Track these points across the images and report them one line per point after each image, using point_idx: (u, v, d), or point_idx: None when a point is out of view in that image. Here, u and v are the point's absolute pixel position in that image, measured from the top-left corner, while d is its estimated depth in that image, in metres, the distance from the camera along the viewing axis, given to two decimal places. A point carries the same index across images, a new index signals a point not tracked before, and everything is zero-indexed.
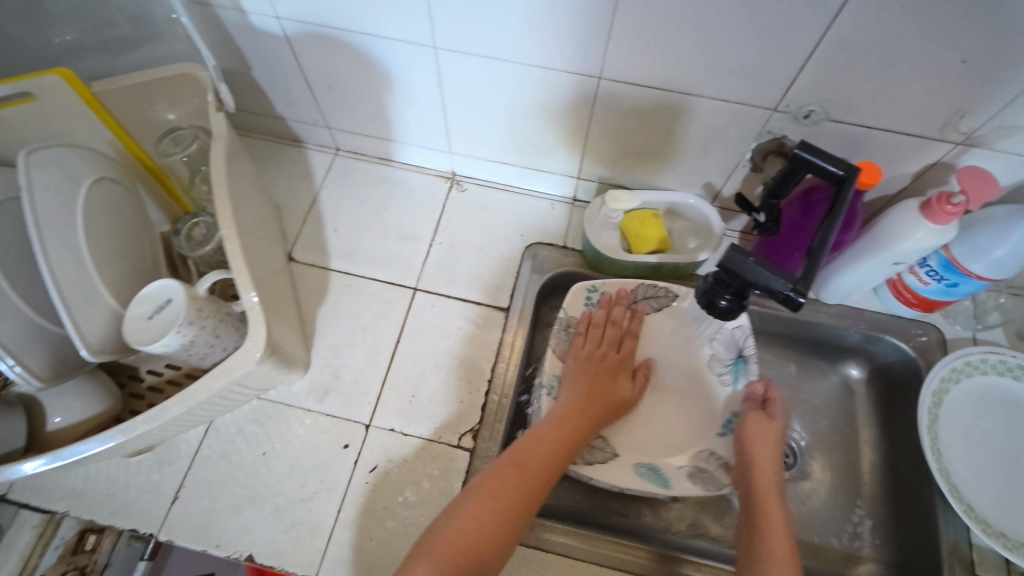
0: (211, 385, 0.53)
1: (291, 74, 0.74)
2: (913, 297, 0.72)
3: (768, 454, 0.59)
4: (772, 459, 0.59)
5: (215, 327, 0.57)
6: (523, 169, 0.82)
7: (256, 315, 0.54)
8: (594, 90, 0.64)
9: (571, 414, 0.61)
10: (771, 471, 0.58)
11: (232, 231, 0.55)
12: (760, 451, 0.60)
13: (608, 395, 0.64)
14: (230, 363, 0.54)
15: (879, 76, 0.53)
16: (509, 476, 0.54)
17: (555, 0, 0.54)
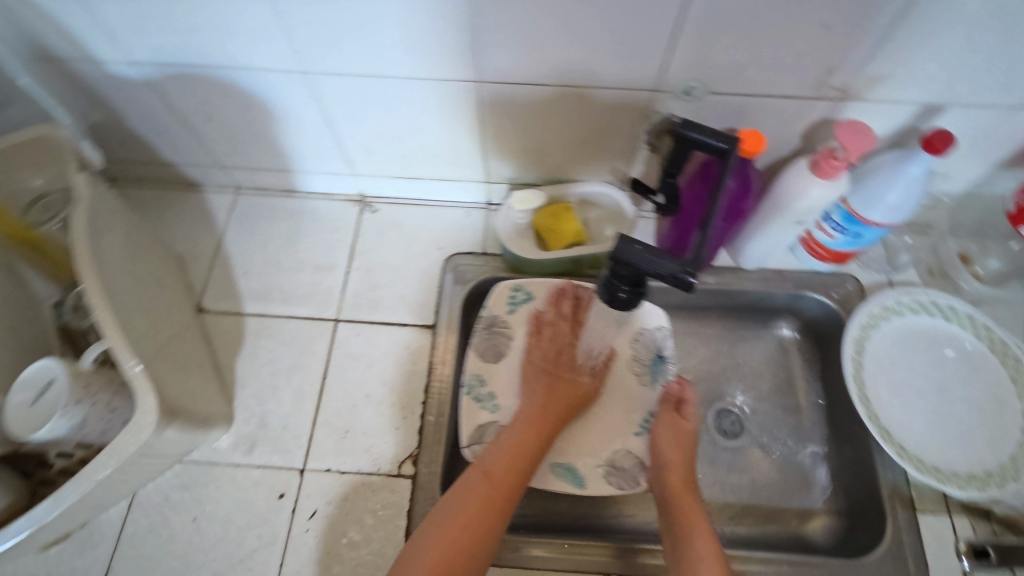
0: (106, 465, 0.50)
1: (167, 119, 0.71)
2: (825, 252, 0.74)
3: (675, 450, 0.63)
4: (682, 458, 0.63)
5: (109, 401, 0.54)
6: (432, 182, 0.80)
7: (143, 384, 0.51)
8: (478, 96, 0.62)
9: (527, 419, 0.63)
10: (682, 470, 0.62)
11: (101, 298, 0.52)
12: (671, 453, 0.63)
13: (570, 395, 0.66)
14: (123, 440, 0.51)
15: (745, 46, 0.53)
16: (475, 498, 0.55)
17: (412, 13, 0.52)
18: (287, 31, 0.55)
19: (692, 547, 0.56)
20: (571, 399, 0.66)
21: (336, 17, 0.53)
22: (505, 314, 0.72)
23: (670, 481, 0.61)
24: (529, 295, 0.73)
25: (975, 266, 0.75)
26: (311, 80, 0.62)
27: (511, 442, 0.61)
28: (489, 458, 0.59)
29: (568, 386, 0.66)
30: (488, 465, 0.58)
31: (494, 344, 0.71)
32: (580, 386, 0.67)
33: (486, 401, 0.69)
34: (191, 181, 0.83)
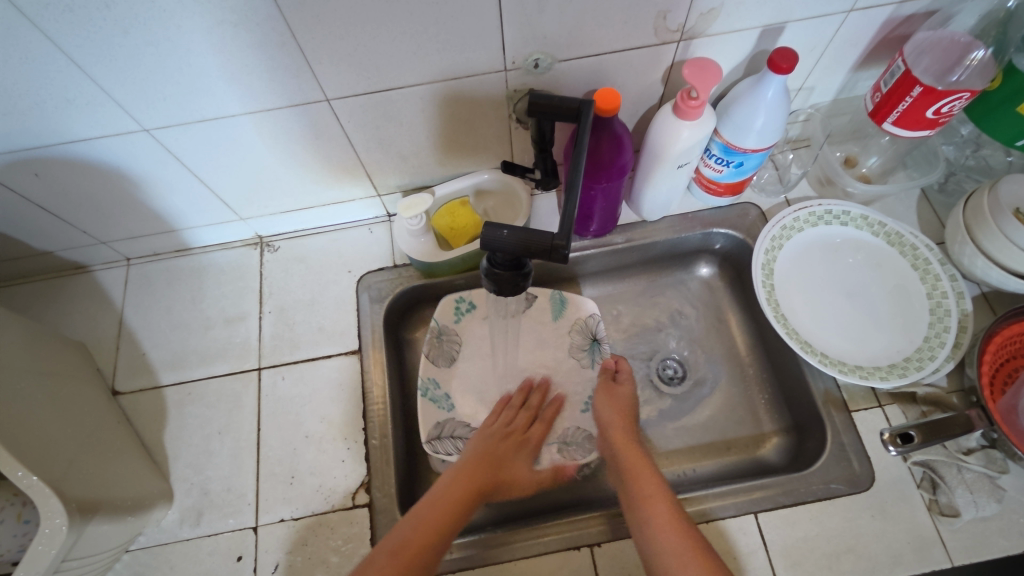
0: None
1: (28, 210, 0.68)
2: (719, 187, 0.74)
3: (621, 416, 0.67)
4: (625, 429, 0.66)
5: (20, 513, 0.54)
6: (324, 207, 0.78)
7: (42, 486, 0.51)
8: (332, 113, 0.61)
9: (461, 474, 0.63)
10: (630, 439, 0.65)
11: None
12: (621, 424, 0.66)
13: (495, 459, 0.65)
14: (37, 546, 0.50)
15: (573, 7, 0.53)
16: (406, 555, 0.55)
17: (230, 45, 0.51)
18: (109, 90, 0.54)
19: (658, 510, 0.57)
20: (501, 463, 0.65)
21: (152, 66, 0.52)
22: (452, 323, 0.74)
23: (626, 449, 0.63)
24: (472, 304, 0.75)
25: (860, 166, 0.78)
26: (155, 136, 0.60)
27: (443, 503, 0.59)
28: (413, 526, 0.57)
29: (498, 449, 0.66)
30: (406, 534, 0.56)
31: (446, 352, 0.73)
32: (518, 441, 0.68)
33: (441, 399, 0.71)
34: (77, 264, 0.80)
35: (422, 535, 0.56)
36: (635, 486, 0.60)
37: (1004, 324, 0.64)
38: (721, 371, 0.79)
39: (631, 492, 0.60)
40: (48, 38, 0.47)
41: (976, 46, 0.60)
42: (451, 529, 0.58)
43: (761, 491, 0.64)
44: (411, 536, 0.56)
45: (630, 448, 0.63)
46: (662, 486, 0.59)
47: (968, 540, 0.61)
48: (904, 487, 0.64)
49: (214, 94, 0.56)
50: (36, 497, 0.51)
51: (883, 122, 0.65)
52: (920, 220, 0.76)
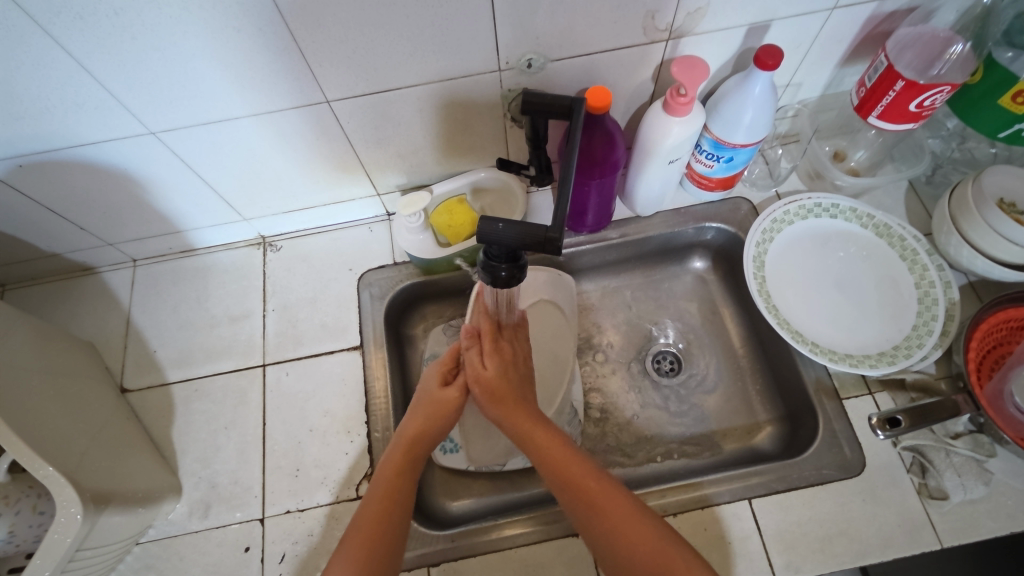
0: (43, 565, 0.51)
1: (35, 212, 0.69)
2: (710, 181, 0.76)
3: (496, 389, 0.61)
4: (524, 411, 0.60)
5: (35, 504, 0.56)
6: (325, 207, 0.80)
7: (57, 477, 0.53)
8: (331, 114, 0.63)
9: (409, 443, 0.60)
10: (530, 418, 0.59)
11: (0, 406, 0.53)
12: (512, 407, 0.60)
13: (439, 405, 0.62)
14: (53, 535, 0.52)
15: (564, 9, 0.55)
16: (361, 527, 0.53)
17: (232, 48, 0.53)
18: (118, 95, 0.56)
19: (597, 499, 0.53)
20: (443, 406, 0.62)
21: (157, 70, 0.54)
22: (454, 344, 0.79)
23: (528, 429, 0.58)
24: None
25: (849, 160, 0.79)
26: (161, 139, 0.62)
27: (385, 476, 0.57)
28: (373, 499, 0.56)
29: (434, 399, 0.63)
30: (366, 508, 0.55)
31: None
32: (453, 393, 0.63)
33: None
34: (85, 265, 0.81)
35: (377, 505, 0.55)
36: (558, 466, 0.55)
37: (990, 312, 0.66)
38: (716, 362, 0.81)
39: (557, 476, 0.55)
40: (58, 45, 0.49)
41: (956, 40, 0.61)
42: (403, 494, 0.56)
43: (755, 478, 0.66)
44: (366, 509, 0.55)
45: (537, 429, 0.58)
46: (590, 467, 0.55)
47: (957, 522, 0.62)
48: (895, 471, 0.65)
49: (216, 97, 0.58)
50: (52, 488, 0.53)
51: (868, 116, 0.66)
52: (908, 212, 0.77)
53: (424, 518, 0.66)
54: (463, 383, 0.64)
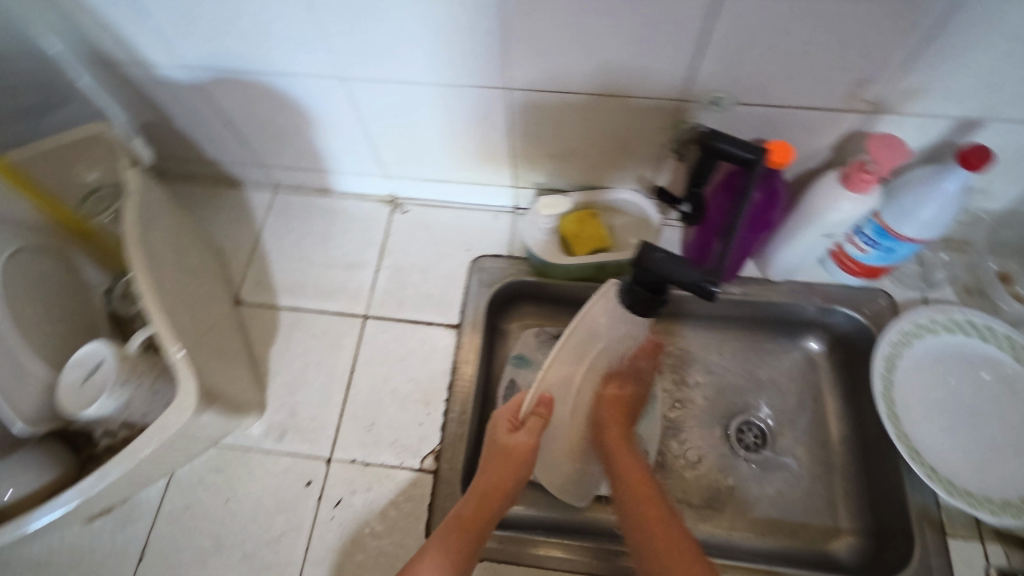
0: (148, 446, 0.55)
1: (214, 121, 0.74)
2: (856, 266, 0.72)
3: (620, 432, 0.64)
4: (642, 471, 0.62)
5: (152, 383, 0.57)
6: (461, 184, 0.81)
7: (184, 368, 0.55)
8: (506, 101, 0.64)
9: (487, 485, 0.60)
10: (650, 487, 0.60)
11: (149, 289, 0.56)
12: (626, 456, 0.62)
13: (510, 454, 0.60)
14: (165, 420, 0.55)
15: (773, 58, 0.54)
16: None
17: (444, 17, 0.54)
18: (326, 39, 0.59)
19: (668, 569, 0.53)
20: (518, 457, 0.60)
21: (370, 24, 0.56)
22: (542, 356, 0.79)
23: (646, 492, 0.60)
24: None
25: (1016, 286, 0.73)
26: (346, 85, 0.65)
27: (470, 508, 0.59)
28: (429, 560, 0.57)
29: (505, 447, 0.61)
30: (447, 528, 0.58)
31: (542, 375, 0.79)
32: (523, 440, 0.60)
33: None
34: (233, 179, 0.87)
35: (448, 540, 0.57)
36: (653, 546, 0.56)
37: None
38: (807, 449, 0.76)
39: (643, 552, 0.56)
40: None
41: None
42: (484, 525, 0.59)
43: None
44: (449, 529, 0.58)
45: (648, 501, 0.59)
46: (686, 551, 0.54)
47: None
48: None
49: (414, 61, 0.60)
50: (177, 376, 0.55)
51: None
52: None
53: None
54: (531, 427, 0.60)
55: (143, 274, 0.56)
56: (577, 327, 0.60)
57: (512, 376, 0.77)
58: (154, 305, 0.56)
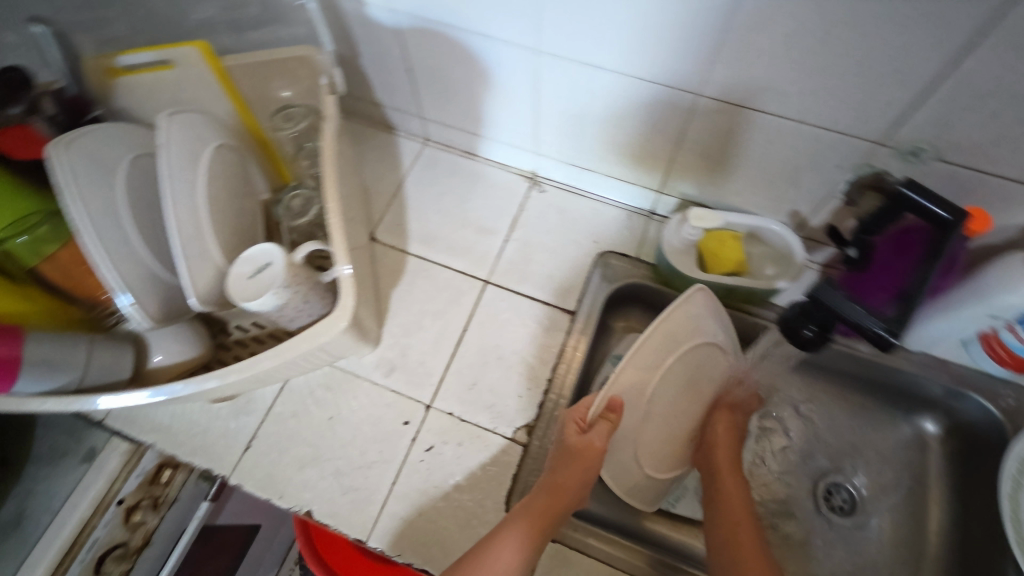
0: (299, 346, 0.58)
1: (396, 67, 0.77)
2: (1006, 355, 0.62)
3: (728, 465, 0.64)
4: (741, 499, 0.63)
5: (305, 292, 0.61)
6: (607, 178, 0.81)
7: (347, 286, 0.58)
8: (692, 106, 0.64)
9: (554, 485, 0.60)
10: (746, 516, 0.61)
11: (334, 206, 0.59)
12: (731, 481, 0.64)
13: (581, 456, 0.59)
14: (317, 330, 0.58)
15: (1003, 120, 0.50)
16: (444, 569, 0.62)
17: (669, 12, 0.54)
18: (540, 10, 0.59)
19: None
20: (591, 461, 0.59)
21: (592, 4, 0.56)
22: None
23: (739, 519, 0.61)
24: None
25: None
26: (540, 58, 0.65)
27: (539, 505, 0.59)
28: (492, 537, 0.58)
29: (575, 447, 0.59)
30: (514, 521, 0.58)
31: None
32: (596, 442, 0.59)
33: None
34: (390, 124, 0.91)
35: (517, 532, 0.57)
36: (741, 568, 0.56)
37: None
38: (894, 528, 0.75)
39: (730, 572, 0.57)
40: None
41: None
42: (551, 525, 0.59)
43: None
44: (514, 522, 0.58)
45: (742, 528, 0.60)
46: None
47: None
48: None
49: (618, 50, 0.60)
50: (339, 292, 0.58)
51: None
52: None
53: None
54: (600, 431, 0.59)
55: (334, 196, 0.59)
56: (671, 316, 0.62)
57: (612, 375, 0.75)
58: (339, 228, 0.58)
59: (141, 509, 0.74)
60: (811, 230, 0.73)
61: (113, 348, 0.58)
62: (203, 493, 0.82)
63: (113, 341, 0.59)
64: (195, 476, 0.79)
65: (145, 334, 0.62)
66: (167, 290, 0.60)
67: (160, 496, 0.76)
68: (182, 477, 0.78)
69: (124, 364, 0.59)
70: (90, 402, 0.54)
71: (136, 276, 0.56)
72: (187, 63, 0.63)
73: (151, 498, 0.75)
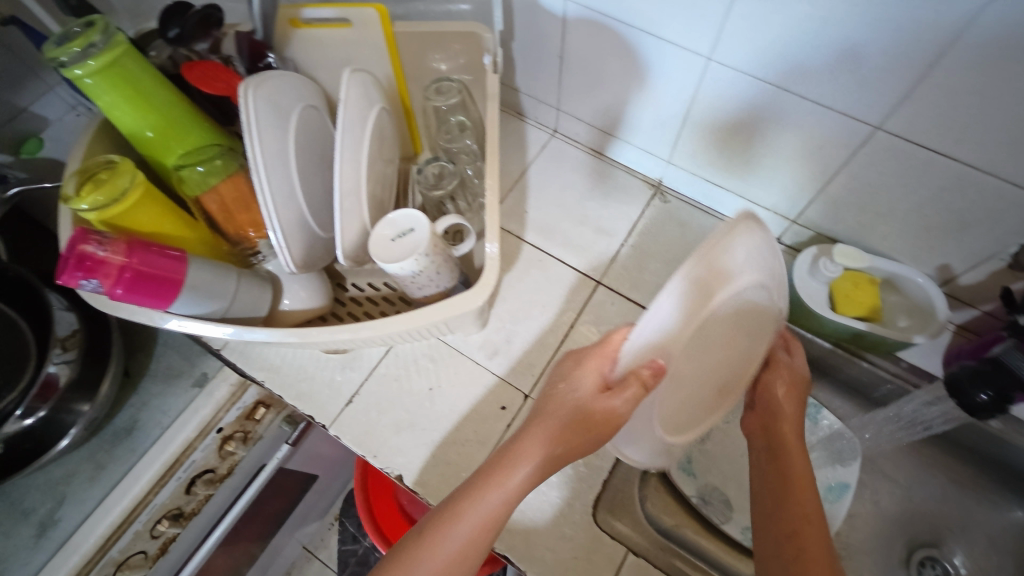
0: (433, 316, 0.60)
1: (548, 55, 0.77)
2: None
3: (792, 438, 0.54)
4: (810, 481, 0.50)
5: (439, 264, 0.60)
6: (738, 199, 0.79)
7: (492, 266, 0.60)
8: (863, 139, 0.60)
9: (553, 436, 0.50)
10: (810, 475, 0.51)
11: (494, 190, 0.62)
12: (799, 459, 0.53)
13: (593, 420, 0.48)
14: (454, 303, 0.60)
15: None
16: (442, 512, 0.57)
17: (873, 36, 0.51)
18: (726, 17, 0.57)
19: None
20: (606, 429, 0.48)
21: (786, 17, 0.54)
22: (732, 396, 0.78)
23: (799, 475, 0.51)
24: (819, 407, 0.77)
25: None
26: (707, 67, 0.64)
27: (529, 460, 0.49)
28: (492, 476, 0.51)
29: (589, 408, 0.49)
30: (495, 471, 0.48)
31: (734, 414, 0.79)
32: (617, 409, 0.47)
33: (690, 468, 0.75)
34: (521, 111, 0.91)
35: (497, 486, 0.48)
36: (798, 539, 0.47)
37: None
38: None
39: (783, 545, 0.47)
40: None
41: None
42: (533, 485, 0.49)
43: None
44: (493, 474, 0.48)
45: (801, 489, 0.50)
46: None
47: None
48: None
49: (798, 68, 0.58)
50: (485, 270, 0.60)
51: None
52: None
53: (651, 515, 0.70)
54: (627, 395, 0.46)
55: (494, 177, 0.63)
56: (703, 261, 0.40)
57: None
58: (493, 209, 0.61)
59: (235, 440, 0.74)
60: (957, 287, 0.69)
61: (255, 283, 0.61)
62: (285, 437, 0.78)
63: (256, 277, 0.62)
64: (283, 419, 0.77)
65: (279, 276, 0.65)
66: (311, 239, 0.62)
67: (249, 433, 0.75)
68: (272, 417, 0.76)
69: (262, 301, 0.62)
70: (232, 332, 0.56)
71: (292, 222, 0.59)
72: (363, 25, 0.65)
73: (241, 432, 0.74)
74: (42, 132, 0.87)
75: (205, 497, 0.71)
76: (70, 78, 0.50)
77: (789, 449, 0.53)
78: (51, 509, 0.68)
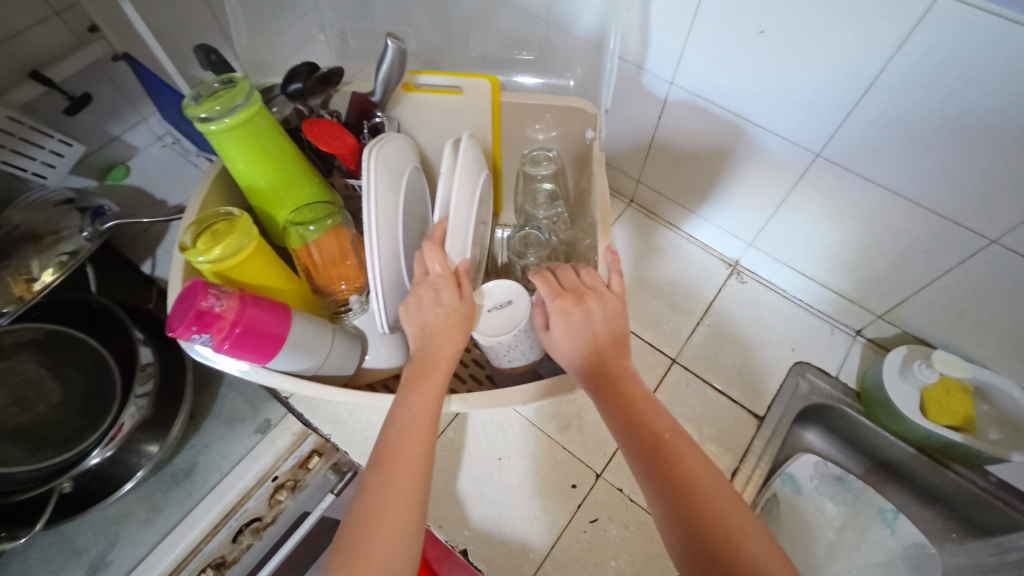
0: (528, 393, 0.56)
1: (641, 130, 0.78)
2: None
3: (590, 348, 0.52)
4: (646, 399, 0.48)
5: (534, 338, 0.58)
6: (820, 287, 0.78)
7: None
8: (975, 251, 0.59)
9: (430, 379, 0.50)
10: (646, 398, 0.49)
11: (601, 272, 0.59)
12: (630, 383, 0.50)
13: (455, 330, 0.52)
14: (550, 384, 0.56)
15: None
16: (401, 461, 0.45)
17: (1008, 155, 0.51)
18: (846, 119, 0.58)
19: (702, 506, 0.41)
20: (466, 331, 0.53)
21: (911, 126, 0.54)
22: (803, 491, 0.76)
23: (683, 455, 0.44)
24: (897, 512, 0.75)
25: None
26: (814, 162, 0.64)
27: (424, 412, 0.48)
28: (426, 333, 0.52)
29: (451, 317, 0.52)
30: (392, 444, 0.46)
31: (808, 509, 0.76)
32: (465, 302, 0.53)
33: None
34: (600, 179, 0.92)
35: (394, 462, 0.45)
36: (700, 516, 0.41)
37: None
38: None
39: (673, 507, 0.42)
40: (882, 68, 0.52)
41: None
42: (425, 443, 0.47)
43: None
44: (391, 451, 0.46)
45: (696, 476, 0.43)
46: (733, 516, 0.41)
47: None
48: None
49: (913, 174, 0.58)
50: None
51: None
52: None
53: None
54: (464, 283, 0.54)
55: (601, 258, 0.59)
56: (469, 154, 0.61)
57: (777, 491, 0.75)
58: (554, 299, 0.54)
59: (287, 489, 0.71)
60: None
61: (347, 342, 0.60)
62: (330, 486, 0.72)
63: (346, 336, 0.61)
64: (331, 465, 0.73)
65: (365, 336, 0.64)
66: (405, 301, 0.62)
67: (297, 482, 0.71)
68: (321, 466, 0.72)
69: (350, 361, 0.61)
70: (323, 392, 0.55)
71: (393, 285, 0.58)
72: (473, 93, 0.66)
73: (290, 481, 0.71)
74: (129, 159, 0.87)
75: (248, 546, 0.68)
76: (203, 131, 0.51)
77: (657, 431, 0.46)
78: (102, 550, 0.67)
